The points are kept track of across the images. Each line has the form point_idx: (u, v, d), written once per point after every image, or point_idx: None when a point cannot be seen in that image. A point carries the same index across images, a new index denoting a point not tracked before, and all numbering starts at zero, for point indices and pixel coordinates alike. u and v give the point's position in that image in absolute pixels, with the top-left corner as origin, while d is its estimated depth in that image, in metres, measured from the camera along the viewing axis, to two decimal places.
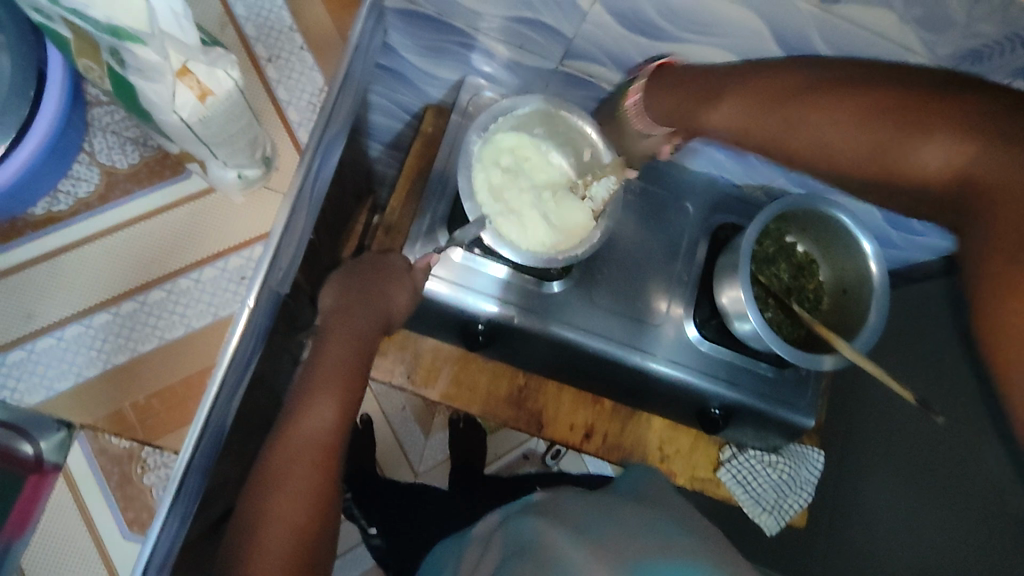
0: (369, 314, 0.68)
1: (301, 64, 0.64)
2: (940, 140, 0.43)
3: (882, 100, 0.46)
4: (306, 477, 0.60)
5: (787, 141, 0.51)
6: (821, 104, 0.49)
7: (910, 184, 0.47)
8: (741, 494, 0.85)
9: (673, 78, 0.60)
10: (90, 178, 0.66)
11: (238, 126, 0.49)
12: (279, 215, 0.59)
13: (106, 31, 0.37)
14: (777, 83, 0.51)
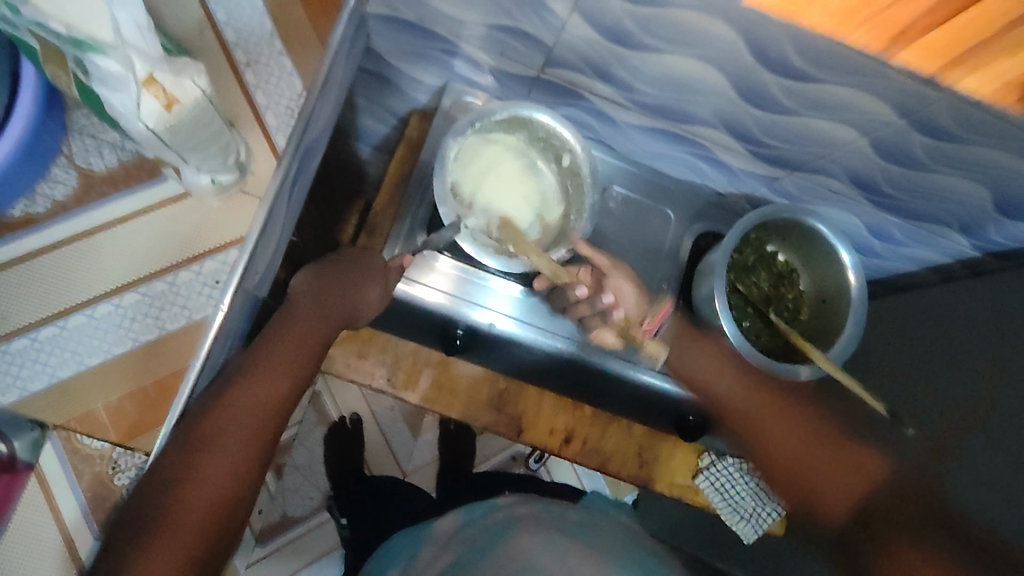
0: (341, 296, 0.64)
1: (286, 65, 0.64)
2: (852, 470, 0.70)
3: (822, 432, 0.72)
4: (238, 450, 0.52)
5: (767, 431, 0.74)
6: (793, 413, 0.73)
7: (826, 502, 0.71)
8: (719, 501, 0.85)
9: (690, 342, 0.76)
10: (67, 181, 0.82)
11: (206, 130, 0.61)
12: (255, 220, 0.59)
13: (70, 40, 0.48)
14: (766, 390, 0.73)
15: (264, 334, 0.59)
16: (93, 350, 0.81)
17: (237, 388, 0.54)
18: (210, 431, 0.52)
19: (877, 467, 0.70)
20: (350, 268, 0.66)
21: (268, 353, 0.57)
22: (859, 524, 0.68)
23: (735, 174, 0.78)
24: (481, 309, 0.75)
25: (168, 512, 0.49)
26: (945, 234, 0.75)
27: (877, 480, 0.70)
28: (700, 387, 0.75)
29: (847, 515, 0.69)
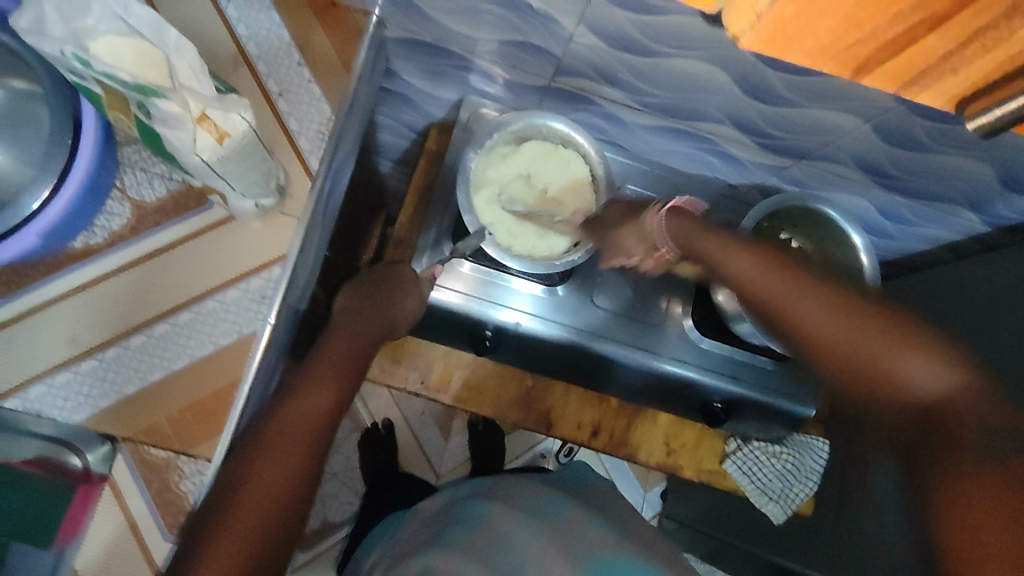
0: (379, 315, 0.69)
1: (309, 96, 0.74)
2: (841, 313, 0.49)
3: (864, 313, 0.49)
4: (291, 458, 0.55)
5: (777, 298, 0.52)
6: (804, 286, 0.51)
7: (891, 401, 0.47)
8: (747, 484, 0.87)
9: (686, 225, 0.63)
10: (120, 214, 0.77)
11: (251, 160, 0.60)
12: (293, 239, 0.64)
13: (133, 87, 0.51)
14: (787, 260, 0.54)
15: (311, 357, 0.63)
16: (179, 353, 0.77)
17: (289, 404, 0.58)
18: (266, 441, 0.55)
19: (940, 382, 0.45)
20: (382, 286, 0.71)
21: (312, 368, 0.61)
22: (938, 426, 0.45)
23: (744, 165, 0.80)
24: (505, 309, 0.78)
25: (230, 516, 0.51)
26: (955, 212, 0.76)
27: (921, 388, 0.46)
28: (737, 284, 0.56)
29: (936, 402, 0.45)
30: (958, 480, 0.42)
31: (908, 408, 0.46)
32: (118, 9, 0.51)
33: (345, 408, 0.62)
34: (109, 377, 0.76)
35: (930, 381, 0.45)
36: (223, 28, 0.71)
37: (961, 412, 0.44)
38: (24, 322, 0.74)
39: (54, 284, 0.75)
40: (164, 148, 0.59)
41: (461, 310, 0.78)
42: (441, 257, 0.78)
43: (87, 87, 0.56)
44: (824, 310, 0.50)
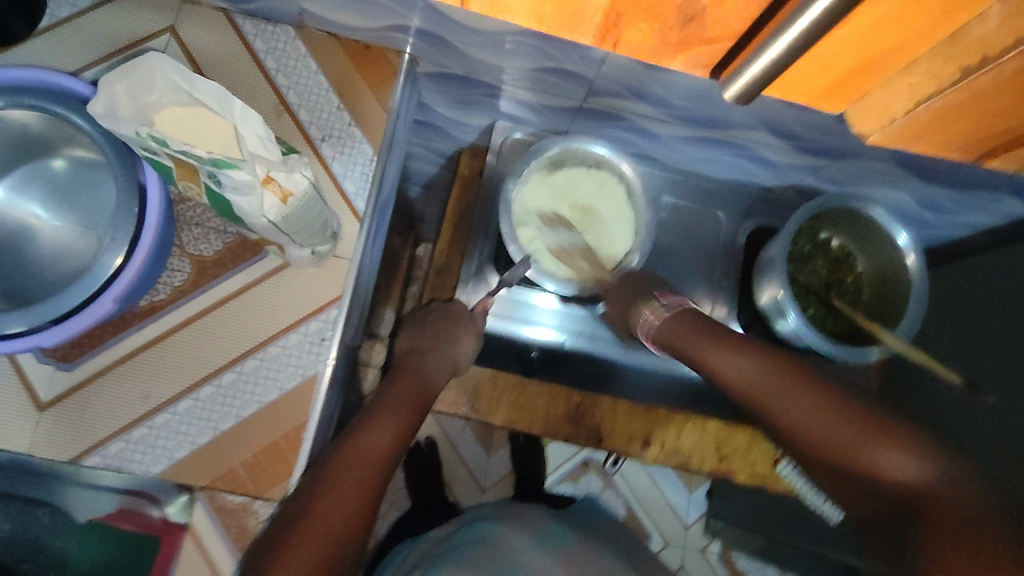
0: (443, 354, 0.71)
1: (352, 141, 0.68)
2: (906, 450, 0.50)
3: (842, 407, 0.55)
4: (355, 488, 0.54)
5: (761, 390, 0.60)
6: (805, 392, 0.58)
7: (801, 434, 0.57)
8: (803, 485, 0.86)
9: (698, 326, 0.68)
10: (181, 270, 0.64)
11: (313, 215, 0.52)
12: (344, 280, 0.65)
13: (207, 162, 0.44)
14: (786, 361, 0.61)
15: (375, 401, 0.64)
16: (226, 414, 0.62)
17: (356, 437, 0.58)
18: (332, 471, 0.55)
19: (911, 475, 0.49)
20: (439, 326, 0.74)
21: (375, 411, 0.62)
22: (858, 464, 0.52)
23: (780, 169, 0.79)
24: (531, 326, 0.86)
25: (287, 548, 0.50)
26: (997, 199, 0.75)
27: (894, 478, 0.50)
28: (731, 390, 0.63)
29: (906, 486, 0.49)
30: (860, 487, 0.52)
31: (876, 495, 0.51)
32: (184, 81, 0.47)
33: (404, 450, 0.62)
34: (158, 444, 0.61)
35: (908, 472, 0.49)
36: (257, 71, 0.67)
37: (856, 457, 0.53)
38: (86, 391, 0.61)
39: (82, 365, 0.61)
40: (233, 213, 0.52)
41: (495, 332, 0.86)
42: (487, 286, 0.81)
43: (159, 162, 0.49)
44: (885, 449, 0.51)
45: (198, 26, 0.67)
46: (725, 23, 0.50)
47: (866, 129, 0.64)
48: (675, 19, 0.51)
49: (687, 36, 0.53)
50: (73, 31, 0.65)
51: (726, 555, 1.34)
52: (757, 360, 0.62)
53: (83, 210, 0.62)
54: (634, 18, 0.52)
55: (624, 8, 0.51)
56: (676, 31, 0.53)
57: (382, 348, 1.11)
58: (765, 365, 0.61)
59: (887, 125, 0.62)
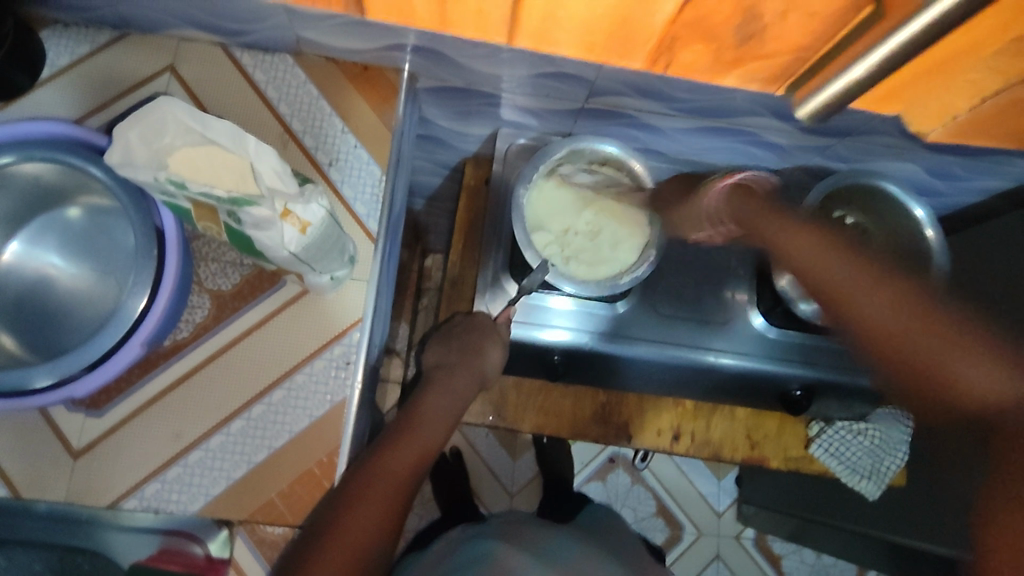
0: (468, 367, 0.71)
1: (359, 162, 0.68)
2: (997, 364, 0.46)
3: (906, 291, 0.52)
4: (380, 506, 0.54)
5: (842, 284, 0.55)
6: (882, 291, 0.53)
7: (869, 334, 0.53)
8: (836, 465, 0.86)
9: (747, 205, 0.66)
10: (202, 306, 0.65)
11: (329, 242, 0.53)
12: (365, 302, 0.66)
13: (228, 201, 0.45)
14: (873, 266, 0.55)
15: (404, 420, 0.63)
16: (259, 446, 0.62)
17: (380, 457, 0.57)
18: (355, 491, 0.54)
19: (989, 380, 0.46)
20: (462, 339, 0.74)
21: (397, 433, 0.61)
22: (913, 358, 0.50)
23: (784, 151, 0.79)
24: (550, 328, 0.79)
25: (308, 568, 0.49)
26: (1007, 161, 0.74)
27: (972, 388, 0.46)
28: (805, 284, 0.59)
29: (979, 399, 0.46)
30: (919, 372, 0.50)
31: (954, 407, 0.48)
32: (195, 123, 0.46)
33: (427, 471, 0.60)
34: (194, 482, 0.61)
35: (891, 325, 0.51)
36: (259, 102, 0.67)
37: (918, 357, 0.50)
38: (118, 435, 0.61)
39: (111, 410, 0.61)
40: (254, 248, 0.52)
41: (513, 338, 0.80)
42: (506, 295, 0.79)
43: (176, 204, 0.49)
44: (960, 359, 0.47)
45: (197, 61, 0.67)
46: (784, 38, 0.54)
47: (925, 127, 0.68)
48: (722, 30, 0.54)
49: (741, 53, 0.57)
50: (75, 80, 0.66)
51: (761, 539, 1.33)
52: (871, 274, 0.55)
53: (98, 256, 0.62)
54: (687, 40, 0.56)
55: (681, 31, 0.54)
56: (733, 49, 0.56)
57: (401, 363, 1.11)
58: (847, 262, 0.56)
59: (948, 123, 0.66)
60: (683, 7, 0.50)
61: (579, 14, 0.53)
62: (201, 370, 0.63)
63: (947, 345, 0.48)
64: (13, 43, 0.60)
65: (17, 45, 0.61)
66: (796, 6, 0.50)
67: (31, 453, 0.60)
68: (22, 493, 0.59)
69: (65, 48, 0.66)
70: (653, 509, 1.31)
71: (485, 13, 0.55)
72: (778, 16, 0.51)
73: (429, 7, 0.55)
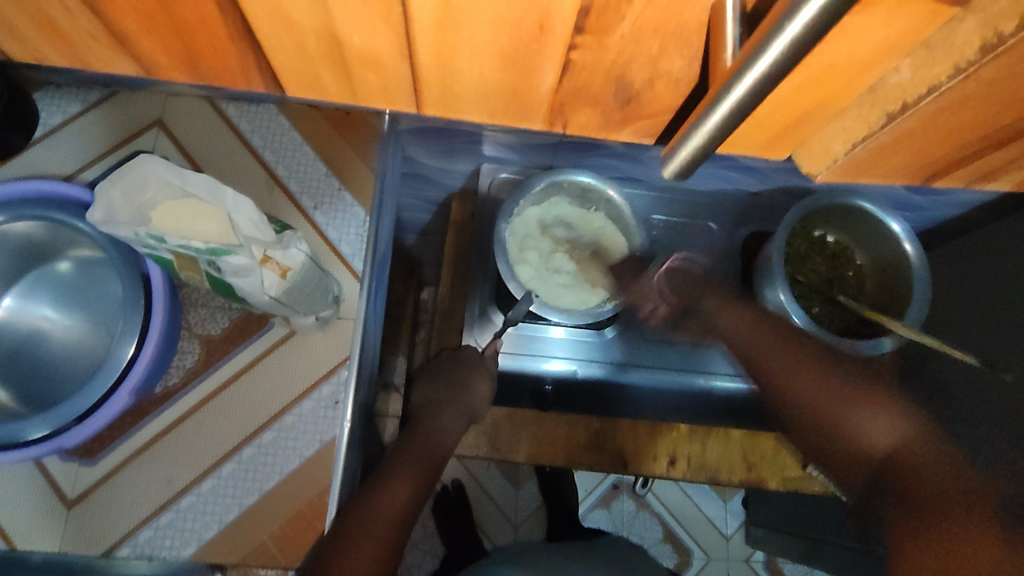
0: (457, 403, 0.72)
1: (343, 204, 0.70)
2: (890, 419, 0.56)
3: (810, 367, 0.64)
4: (366, 551, 0.54)
5: (785, 375, 0.65)
6: (815, 371, 0.63)
7: (806, 411, 0.62)
8: (837, 485, 0.84)
9: (716, 299, 0.74)
10: (192, 351, 0.66)
11: (309, 283, 0.54)
12: (351, 340, 0.67)
13: (207, 252, 0.46)
14: (790, 341, 0.67)
15: (397, 456, 0.65)
16: (249, 489, 0.63)
17: (371, 497, 0.58)
18: (341, 538, 0.54)
19: (887, 437, 0.56)
20: (452, 372, 0.74)
21: (391, 470, 0.62)
22: (814, 412, 0.61)
23: (763, 179, 0.77)
24: (546, 361, 0.81)
25: None
26: None
27: (873, 442, 0.56)
28: (738, 354, 0.71)
29: (886, 448, 0.55)
30: (823, 408, 0.61)
31: (858, 456, 0.57)
32: (176, 179, 0.47)
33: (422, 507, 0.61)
34: (187, 527, 0.61)
35: (889, 443, 0.55)
36: (245, 152, 0.70)
37: (818, 406, 0.61)
38: (110, 484, 0.62)
39: (103, 459, 0.62)
40: (235, 294, 0.54)
41: (509, 370, 0.82)
42: (493, 327, 0.80)
43: (158, 255, 0.50)
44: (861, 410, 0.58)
45: (185, 114, 0.70)
46: (661, 100, 0.53)
47: (814, 166, 0.64)
48: (612, 103, 0.53)
49: (627, 114, 0.56)
50: (69, 136, 0.68)
51: (772, 562, 1.31)
52: (760, 329, 0.69)
53: (91, 306, 0.63)
54: (582, 107, 0.55)
55: (568, 99, 0.54)
56: (618, 110, 0.55)
57: (399, 397, 1.11)
58: (765, 334, 0.69)
59: (830, 163, 0.63)
60: (561, 82, 0.50)
61: (473, 87, 0.53)
62: (190, 415, 0.64)
63: (846, 397, 0.60)
64: (6, 106, 0.63)
65: (10, 108, 0.64)
66: (671, 79, 0.49)
67: (27, 506, 0.61)
68: (17, 544, 0.59)
69: (57, 107, 0.69)
70: (659, 535, 1.29)
71: (396, 92, 0.56)
72: (647, 83, 0.50)
73: (343, 87, 0.55)
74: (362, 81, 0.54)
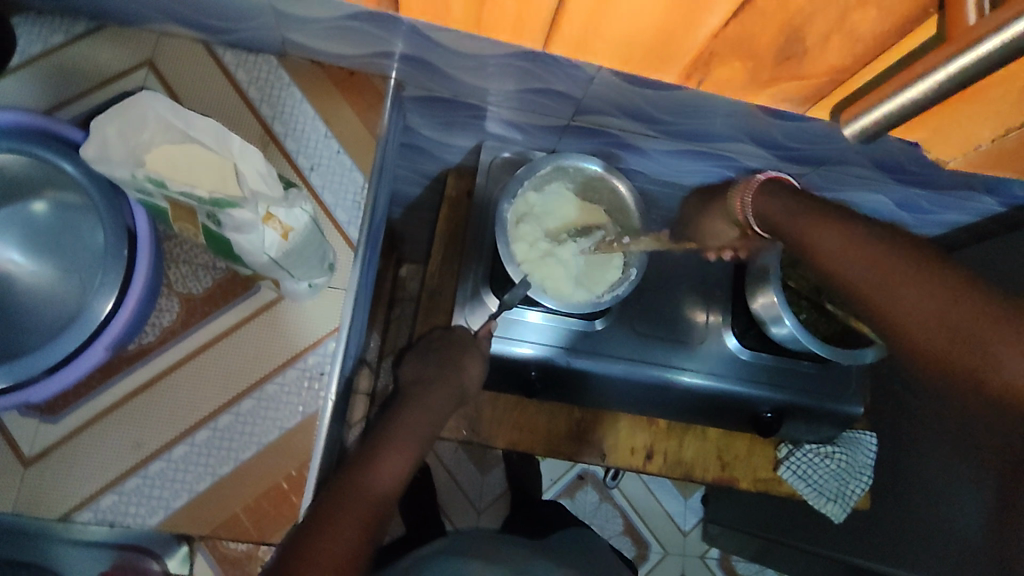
0: (445, 381, 0.70)
1: (342, 168, 0.66)
2: None
3: (968, 311, 0.42)
4: (356, 524, 0.52)
5: (892, 297, 0.46)
6: (916, 277, 0.45)
7: (967, 378, 0.42)
8: (803, 487, 0.86)
9: (795, 205, 0.58)
10: (170, 310, 0.61)
11: (311, 249, 0.52)
12: (342, 312, 0.64)
13: (208, 203, 0.43)
14: (889, 263, 0.47)
15: (387, 429, 0.64)
16: (224, 458, 0.59)
17: (366, 468, 0.57)
18: (338, 495, 0.54)
19: None
20: (441, 352, 0.73)
21: (387, 438, 0.62)
22: (934, 362, 0.44)
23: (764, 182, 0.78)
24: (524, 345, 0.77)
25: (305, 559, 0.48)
26: (969, 198, 0.77)
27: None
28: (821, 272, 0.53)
29: None
30: (951, 325, 0.43)
31: (989, 396, 0.41)
32: (179, 121, 0.45)
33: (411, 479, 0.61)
34: (153, 494, 0.57)
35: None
36: (238, 101, 0.65)
37: (931, 342, 0.44)
38: (75, 443, 0.57)
39: (51, 426, 0.57)
40: (231, 253, 0.50)
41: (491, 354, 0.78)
42: (486, 309, 0.78)
43: (153, 202, 0.47)
44: (1013, 355, 0.40)
45: (180, 56, 0.66)
46: (824, 60, 0.51)
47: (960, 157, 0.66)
48: (769, 56, 0.51)
49: (779, 72, 0.53)
50: (45, 70, 0.63)
51: (725, 559, 1.34)
52: (859, 246, 0.49)
53: (61, 252, 0.58)
54: (725, 57, 0.52)
55: (722, 47, 0.50)
56: (772, 68, 0.52)
57: (371, 375, 1.08)
58: (860, 242, 0.50)
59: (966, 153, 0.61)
60: (730, 22, 0.46)
61: (621, 27, 0.49)
62: (161, 377, 0.60)
63: (968, 326, 0.42)
64: None
65: None
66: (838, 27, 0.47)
67: None
68: None
69: (37, 36, 0.64)
70: (620, 527, 1.31)
71: (525, 23, 0.52)
72: (822, 38, 0.48)
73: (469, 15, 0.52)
74: (493, 7, 0.50)
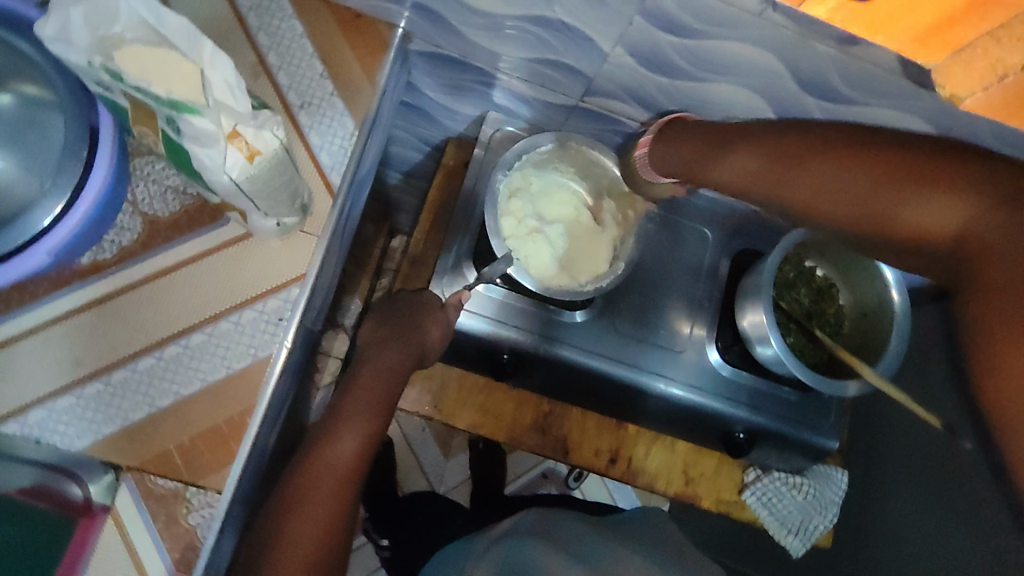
0: (408, 348, 0.68)
1: (332, 111, 0.64)
2: (950, 196, 0.45)
3: (878, 172, 0.48)
4: (319, 512, 0.58)
5: (805, 186, 0.52)
6: (829, 157, 0.51)
7: (900, 231, 0.49)
8: (766, 515, 0.83)
9: (689, 131, 0.63)
10: (131, 229, 0.59)
11: (281, 179, 0.50)
12: (311, 257, 0.61)
13: (166, 103, 0.42)
14: (795, 144, 0.53)
15: (347, 395, 0.66)
16: (165, 391, 0.56)
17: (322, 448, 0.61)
18: (299, 486, 0.58)
19: (958, 211, 0.45)
20: (409, 317, 0.70)
21: (345, 412, 0.64)
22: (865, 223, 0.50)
23: None
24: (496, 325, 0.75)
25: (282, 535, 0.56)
26: None
27: (940, 223, 0.46)
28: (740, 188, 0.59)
29: (955, 234, 0.46)
30: (865, 191, 0.49)
31: (909, 239, 0.48)
32: (150, 15, 0.43)
33: (376, 442, 0.65)
34: (87, 417, 0.55)
35: (954, 220, 0.45)
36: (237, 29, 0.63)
37: (856, 210, 0.50)
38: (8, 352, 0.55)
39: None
40: (191, 168, 0.49)
41: (463, 329, 0.75)
42: (464, 281, 0.75)
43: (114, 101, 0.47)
44: (927, 197, 0.46)
45: None
46: None
47: (962, 89, 0.48)
48: None
49: None
50: None
51: None
52: (757, 154, 0.56)
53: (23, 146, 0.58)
54: None
55: None
56: None
57: (346, 339, 1.05)
58: (759, 150, 0.56)
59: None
60: None
61: None
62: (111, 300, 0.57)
63: (876, 185, 0.48)
64: None
65: None
66: None
67: None
68: None
69: None
70: None
71: None
72: None
73: None
74: None
